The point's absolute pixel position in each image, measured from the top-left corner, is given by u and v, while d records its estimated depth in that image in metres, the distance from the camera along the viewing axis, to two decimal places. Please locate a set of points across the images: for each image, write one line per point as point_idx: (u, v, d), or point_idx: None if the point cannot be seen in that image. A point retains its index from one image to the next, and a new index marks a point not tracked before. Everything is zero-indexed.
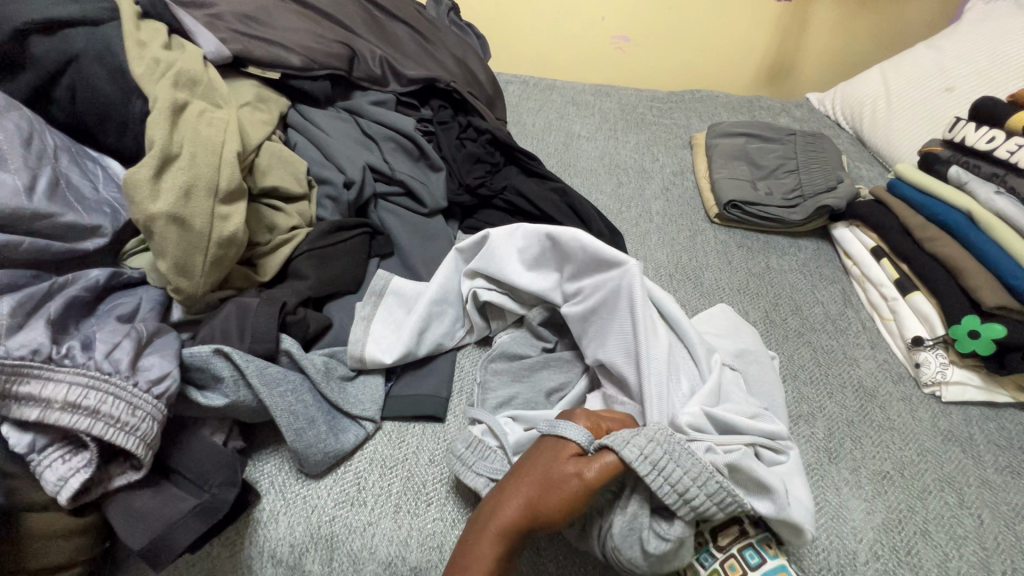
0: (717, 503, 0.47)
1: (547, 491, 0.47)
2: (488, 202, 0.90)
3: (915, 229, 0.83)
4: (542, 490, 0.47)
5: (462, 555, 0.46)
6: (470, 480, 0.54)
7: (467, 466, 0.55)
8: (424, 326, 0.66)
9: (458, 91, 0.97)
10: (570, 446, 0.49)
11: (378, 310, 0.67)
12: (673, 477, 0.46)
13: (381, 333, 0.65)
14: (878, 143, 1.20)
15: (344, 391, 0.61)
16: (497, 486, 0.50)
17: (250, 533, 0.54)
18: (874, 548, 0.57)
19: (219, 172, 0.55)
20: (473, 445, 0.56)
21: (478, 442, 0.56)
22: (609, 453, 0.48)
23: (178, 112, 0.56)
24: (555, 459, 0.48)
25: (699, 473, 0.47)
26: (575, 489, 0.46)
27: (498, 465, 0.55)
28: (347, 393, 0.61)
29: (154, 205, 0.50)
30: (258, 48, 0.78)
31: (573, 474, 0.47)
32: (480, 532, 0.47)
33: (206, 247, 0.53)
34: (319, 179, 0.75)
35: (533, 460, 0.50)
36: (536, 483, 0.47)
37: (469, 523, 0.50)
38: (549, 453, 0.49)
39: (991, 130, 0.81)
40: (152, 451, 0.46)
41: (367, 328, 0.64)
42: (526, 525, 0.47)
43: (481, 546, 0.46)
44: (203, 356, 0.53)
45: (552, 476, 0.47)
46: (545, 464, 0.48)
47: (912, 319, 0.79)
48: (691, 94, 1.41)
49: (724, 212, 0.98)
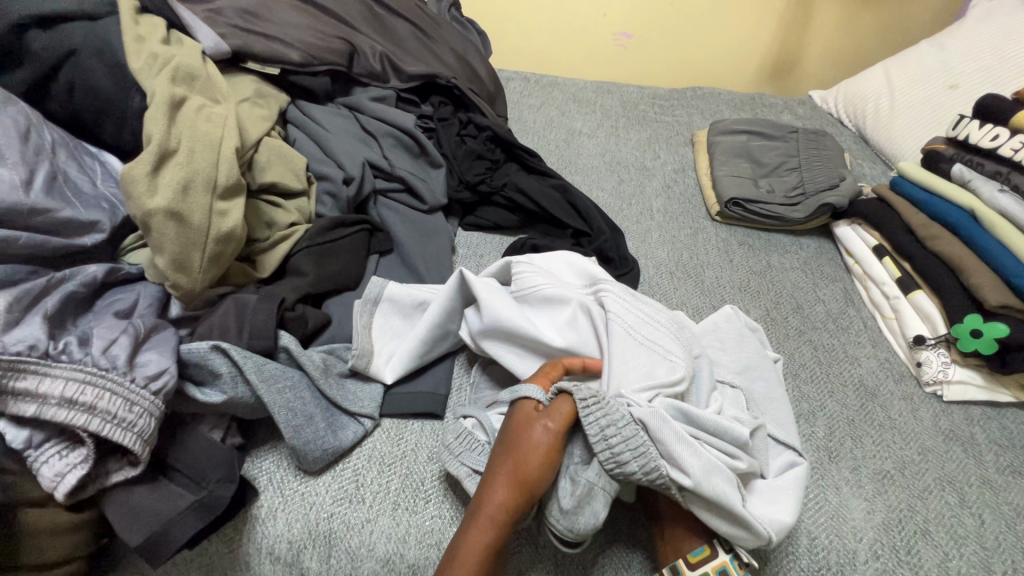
0: (638, 459, 0.48)
1: (527, 459, 0.48)
2: (488, 199, 0.90)
3: (917, 228, 0.83)
4: (519, 460, 0.48)
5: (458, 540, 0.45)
6: (452, 468, 0.54)
7: (453, 455, 0.55)
8: (426, 348, 0.64)
9: (458, 87, 0.97)
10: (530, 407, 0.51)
11: (374, 320, 0.65)
12: (597, 419, 0.49)
13: (382, 347, 0.64)
14: (881, 142, 1.20)
15: (349, 394, 0.60)
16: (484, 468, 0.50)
17: (249, 530, 0.54)
18: (875, 547, 0.56)
19: (217, 167, 0.55)
20: (462, 436, 0.56)
21: (472, 435, 0.56)
22: (566, 398, 0.51)
23: (175, 107, 0.56)
24: (520, 428, 0.50)
25: (625, 424, 0.49)
26: (549, 443, 0.48)
27: (483, 459, 0.54)
28: (348, 391, 0.61)
29: (152, 200, 0.50)
30: (258, 43, 0.77)
31: (543, 432, 0.49)
32: (473, 513, 0.47)
33: (204, 243, 0.53)
34: (318, 175, 0.75)
35: (501, 435, 0.51)
36: (510, 455, 0.48)
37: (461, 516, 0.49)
38: (515, 423, 0.50)
39: (995, 128, 0.80)
40: (149, 448, 0.46)
41: (369, 338, 0.63)
42: (518, 502, 0.47)
43: (474, 530, 0.46)
44: (201, 352, 0.52)
45: (522, 441, 0.49)
46: (521, 430, 0.50)
47: (914, 318, 0.78)
48: (693, 91, 1.41)
49: (726, 210, 0.98)
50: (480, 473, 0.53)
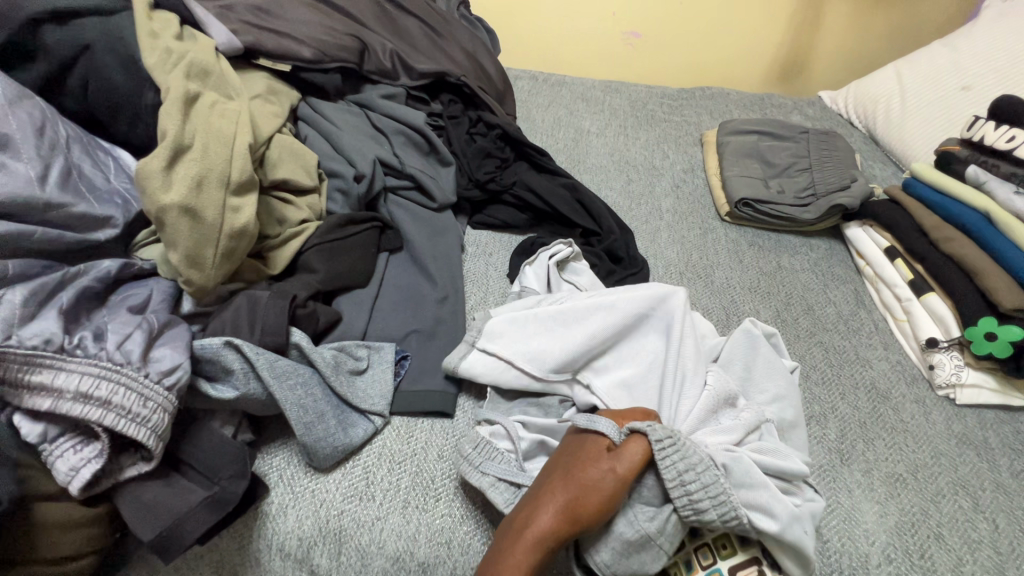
0: (717, 507, 0.47)
1: (585, 495, 0.46)
2: (498, 197, 0.90)
3: (931, 229, 0.82)
4: (575, 492, 0.47)
5: (498, 560, 0.45)
6: (474, 479, 0.53)
7: (472, 465, 0.54)
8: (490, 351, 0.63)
9: (468, 86, 0.97)
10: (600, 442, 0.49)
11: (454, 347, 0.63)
12: (675, 466, 0.47)
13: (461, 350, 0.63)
14: (891, 143, 1.19)
15: (364, 391, 0.60)
16: (534, 488, 0.50)
17: (260, 526, 0.54)
18: (888, 551, 0.56)
19: (231, 163, 0.55)
20: (480, 445, 0.56)
21: (490, 445, 0.56)
22: (641, 438, 0.49)
23: (190, 103, 0.56)
24: (584, 460, 0.48)
25: (705, 471, 0.47)
26: (612, 486, 0.47)
27: (506, 467, 0.54)
28: (361, 387, 0.60)
29: (166, 195, 0.50)
30: (270, 40, 0.77)
31: (609, 471, 0.47)
32: (516, 535, 0.46)
33: (217, 239, 0.53)
34: (329, 173, 0.75)
35: (563, 459, 0.50)
36: (566, 484, 0.47)
37: (501, 528, 0.49)
38: (582, 451, 0.49)
39: (1011, 129, 0.79)
40: (163, 443, 0.46)
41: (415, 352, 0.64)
42: (567, 533, 0.46)
43: (515, 552, 0.45)
44: (213, 348, 0.52)
45: (583, 475, 0.47)
46: (580, 459, 0.48)
47: (926, 320, 0.77)
48: (702, 91, 1.40)
49: (735, 210, 0.98)
50: (504, 480, 0.53)
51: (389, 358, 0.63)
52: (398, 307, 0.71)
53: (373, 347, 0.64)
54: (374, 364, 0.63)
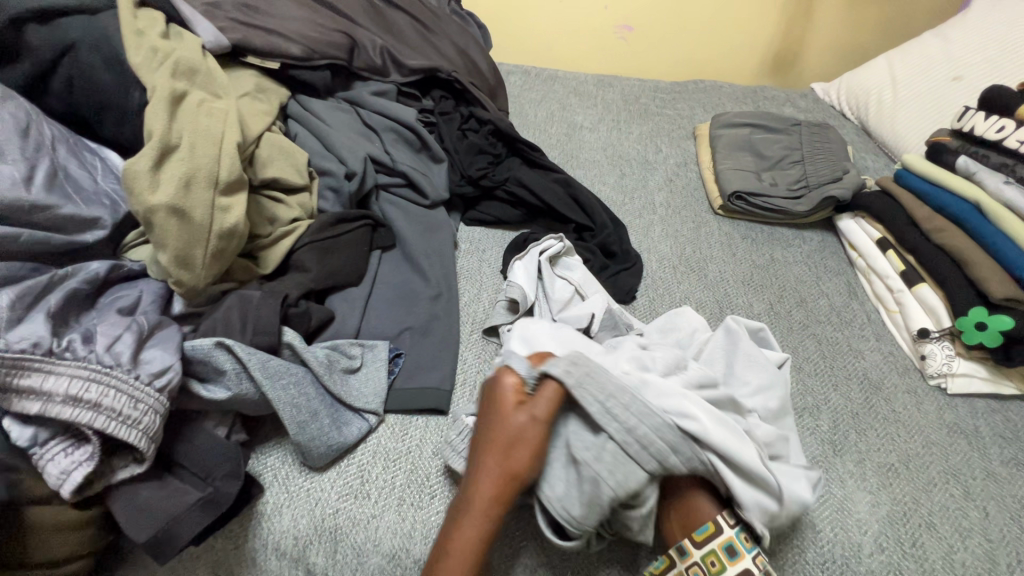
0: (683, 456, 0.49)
1: (513, 454, 0.49)
2: (490, 193, 0.90)
3: (921, 220, 0.82)
4: (506, 445, 0.50)
5: (456, 532, 0.48)
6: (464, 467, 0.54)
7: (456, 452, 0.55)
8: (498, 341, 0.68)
9: (459, 81, 0.96)
10: (513, 389, 0.52)
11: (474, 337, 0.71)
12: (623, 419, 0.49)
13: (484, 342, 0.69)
14: (883, 134, 1.19)
15: (356, 385, 0.60)
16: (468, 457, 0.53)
17: (254, 526, 0.54)
18: (879, 540, 0.57)
19: (219, 163, 0.54)
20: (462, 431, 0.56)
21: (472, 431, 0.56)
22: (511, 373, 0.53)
23: (177, 102, 0.55)
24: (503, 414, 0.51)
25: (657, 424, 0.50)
26: (534, 437, 0.50)
27: None
28: (355, 381, 0.61)
29: (154, 196, 0.50)
30: (258, 37, 0.76)
31: (525, 417, 0.50)
32: (465, 507, 0.49)
33: (207, 239, 0.53)
34: (320, 171, 0.75)
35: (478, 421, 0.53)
36: (499, 439, 0.50)
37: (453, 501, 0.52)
38: (489, 413, 0.52)
39: (1000, 120, 0.79)
40: (155, 445, 0.45)
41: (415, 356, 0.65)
42: (507, 490, 0.49)
43: (470, 524, 0.48)
44: (204, 349, 0.51)
45: (509, 427, 0.50)
46: (494, 423, 0.51)
47: (918, 310, 0.78)
48: (695, 84, 1.40)
49: (728, 203, 0.98)
50: None
51: (384, 357, 0.63)
52: (391, 305, 0.71)
53: (365, 342, 0.64)
54: (367, 364, 0.63)
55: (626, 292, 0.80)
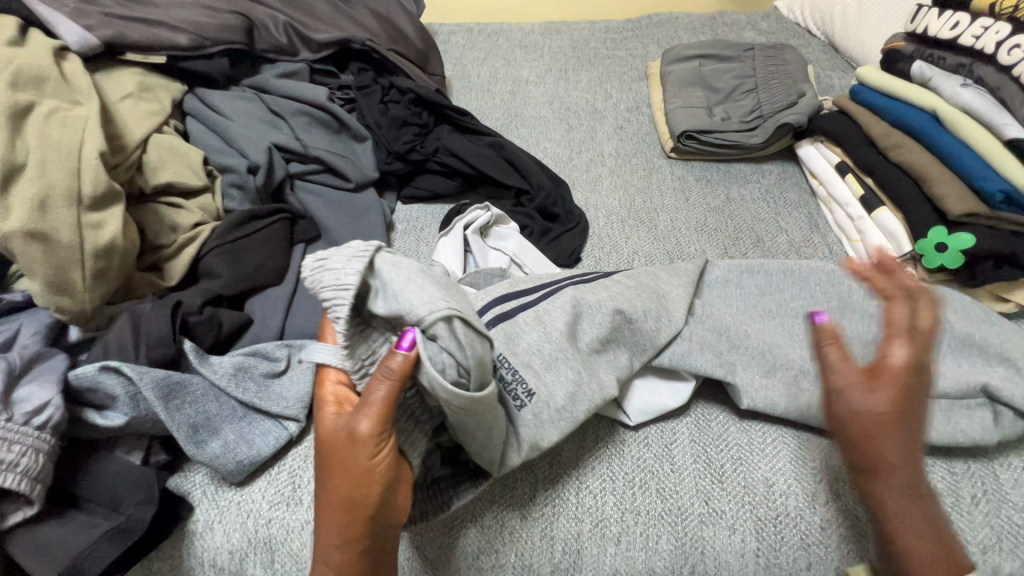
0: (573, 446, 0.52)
1: (359, 487, 0.44)
2: (422, 166, 0.85)
3: (878, 138, 0.76)
4: (358, 472, 0.44)
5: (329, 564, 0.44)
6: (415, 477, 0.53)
7: None
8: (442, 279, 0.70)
9: (376, 50, 0.89)
10: (380, 402, 0.43)
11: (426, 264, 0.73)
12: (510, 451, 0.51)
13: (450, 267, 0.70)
14: (850, 47, 1.11)
15: (429, 297, 0.43)
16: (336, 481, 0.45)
17: (187, 545, 0.51)
18: (835, 486, 0.54)
19: (80, 177, 0.50)
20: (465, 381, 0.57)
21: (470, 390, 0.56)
22: (394, 353, 0.42)
23: (23, 116, 0.51)
24: (333, 428, 0.46)
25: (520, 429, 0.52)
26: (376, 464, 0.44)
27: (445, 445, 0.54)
28: (422, 290, 0.43)
29: (6, 223, 0.46)
30: (135, 31, 0.71)
31: (371, 428, 0.43)
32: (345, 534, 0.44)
33: (81, 260, 0.50)
34: (222, 168, 0.70)
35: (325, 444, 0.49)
36: (347, 467, 0.44)
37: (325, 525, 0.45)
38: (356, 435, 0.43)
39: (955, 14, 0.71)
40: (42, 485, 0.43)
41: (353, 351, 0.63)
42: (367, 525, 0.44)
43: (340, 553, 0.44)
44: (90, 376, 0.49)
45: (340, 443, 0.45)
46: (347, 444, 0.44)
47: (879, 236, 0.73)
48: (648, 19, 1.30)
49: (679, 144, 0.91)
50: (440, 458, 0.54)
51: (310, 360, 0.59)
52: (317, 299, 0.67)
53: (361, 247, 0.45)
54: (292, 367, 0.59)
55: (568, 255, 0.76)
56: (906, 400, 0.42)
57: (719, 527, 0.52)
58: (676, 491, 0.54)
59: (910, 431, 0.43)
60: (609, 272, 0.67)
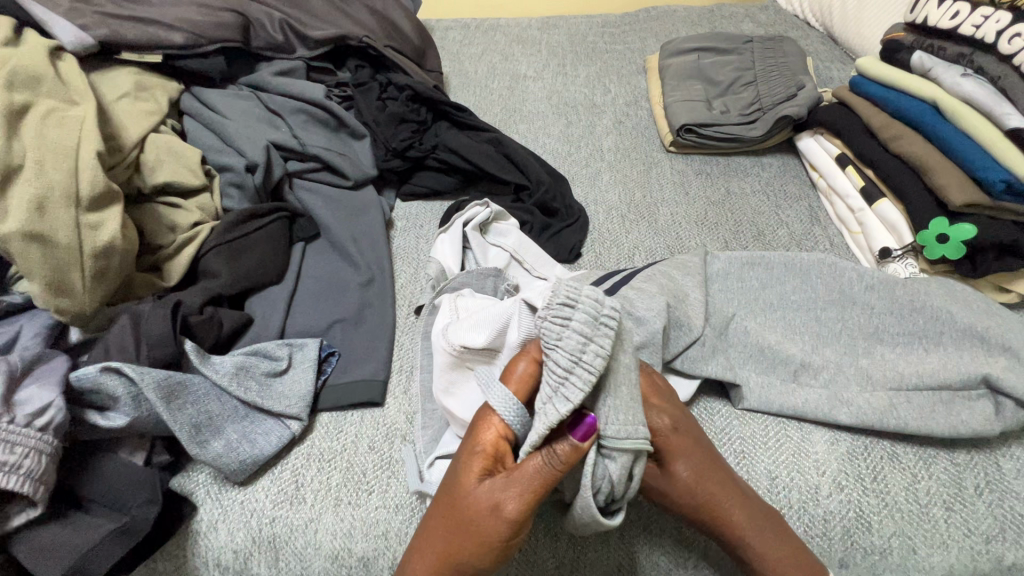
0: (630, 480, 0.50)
1: (468, 550, 0.40)
2: (421, 163, 0.84)
3: (879, 129, 0.76)
4: (484, 542, 0.40)
5: None
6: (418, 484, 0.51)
7: (382, 449, 0.56)
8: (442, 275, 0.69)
9: (372, 47, 0.89)
10: (540, 478, 0.40)
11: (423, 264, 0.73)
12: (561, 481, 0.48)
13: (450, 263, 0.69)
14: (849, 39, 1.10)
15: (635, 426, 0.42)
16: (446, 536, 0.41)
17: (191, 545, 0.51)
18: (838, 479, 0.54)
19: (78, 177, 0.50)
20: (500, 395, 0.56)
21: None
22: (568, 438, 0.40)
23: (18, 116, 0.50)
24: (470, 475, 0.41)
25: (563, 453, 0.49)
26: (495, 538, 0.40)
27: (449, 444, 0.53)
28: (636, 413, 0.43)
29: (4, 225, 0.46)
30: (130, 30, 0.70)
31: (521, 506, 0.40)
32: None
33: (80, 261, 0.49)
34: (220, 167, 0.70)
35: (445, 481, 0.43)
36: (478, 535, 0.40)
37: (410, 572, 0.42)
38: (496, 505, 0.40)
39: (955, 3, 0.70)
40: (45, 486, 0.44)
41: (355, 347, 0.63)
42: None
43: None
44: (91, 377, 0.49)
45: (477, 504, 0.40)
46: (478, 506, 0.40)
47: (879, 228, 0.73)
48: (646, 12, 1.30)
49: (678, 138, 0.91)
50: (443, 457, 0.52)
51: (311, 358, 0.59)
52: (317, 298, 0.67)
53: (556, 306, 0.42)
54: (294, 365, 0.59)
55: (568, 250, 0.76)
56: (696, 458, 0.47)
57: None
58: None
59: (722, 475, 0.47)
60: (635, 270, 0.66)
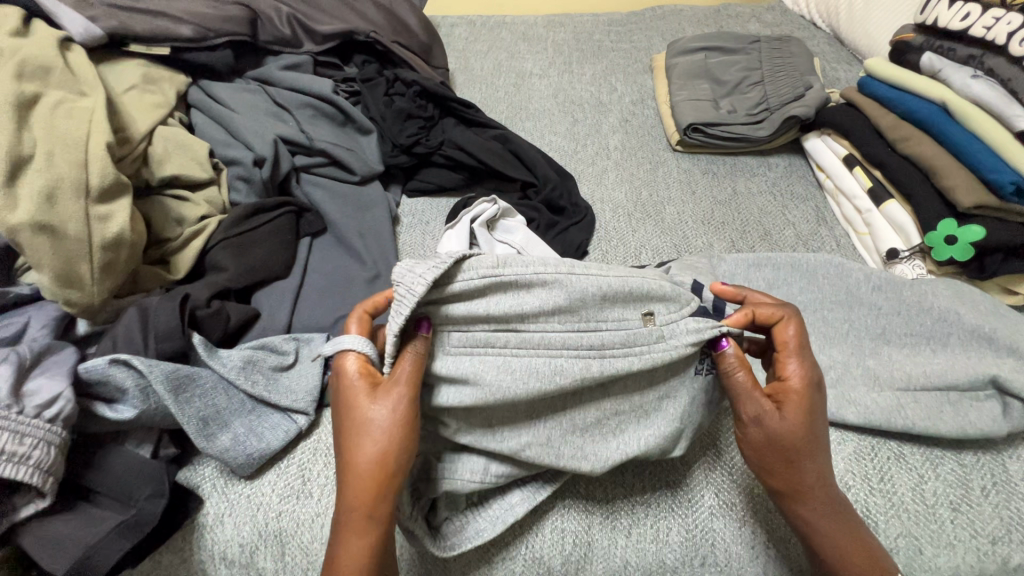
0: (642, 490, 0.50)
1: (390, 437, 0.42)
2: (428, 159, 0.84)
3: (887, 131, 0.76)
4: (402, 423, 0.42)
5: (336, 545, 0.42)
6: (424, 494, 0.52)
7: None
8: None
9: (380, 42, 0.89)
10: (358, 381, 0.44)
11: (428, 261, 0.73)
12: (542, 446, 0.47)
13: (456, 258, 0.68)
14: (856, 40, 1.10)
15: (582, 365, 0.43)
16: (369, 446, 0.43)
17: (197, 538, 0.51)
18: (845, 478, 0.54)
19: (87, 169, 0.50)
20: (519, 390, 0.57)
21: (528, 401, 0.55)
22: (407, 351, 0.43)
23: (28, 107, 0.50)
24: (358, 396, 0.44)
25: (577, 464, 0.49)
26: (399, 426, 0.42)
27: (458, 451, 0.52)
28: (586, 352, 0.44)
29: (14, 215, 0.46)
30: (139, 22, 0.70)
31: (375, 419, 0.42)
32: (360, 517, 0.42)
33: (89, 252, 0.49)
34: (227, 161, 0.70)
35: (336, 414, 0.46)
36: (399, 431, 0.42)
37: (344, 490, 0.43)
38: (390, 417, 0.42)
39: (965, 5, 0.70)
40: (53, 478, 0.43)
41: None
42: (380, 480, 0.42)
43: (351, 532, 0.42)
44: (99, 369, 0.49)
45: (374, 419, 0.43)
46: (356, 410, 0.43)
47: (886, 229, 0.73)
48: (652, 12, 1.29)
49: (685, 137, 0.91)
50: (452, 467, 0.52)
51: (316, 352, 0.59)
52: (324, 293, 0.67)
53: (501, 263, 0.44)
54: (301, 361, 0.59)
55: (575, 249, 0.76)
56: (812, 420, 0.46)
57: (729, 519, 0.52)
58: (686, 484, 0.54)
59: (822, 460, 0.46)
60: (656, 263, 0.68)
